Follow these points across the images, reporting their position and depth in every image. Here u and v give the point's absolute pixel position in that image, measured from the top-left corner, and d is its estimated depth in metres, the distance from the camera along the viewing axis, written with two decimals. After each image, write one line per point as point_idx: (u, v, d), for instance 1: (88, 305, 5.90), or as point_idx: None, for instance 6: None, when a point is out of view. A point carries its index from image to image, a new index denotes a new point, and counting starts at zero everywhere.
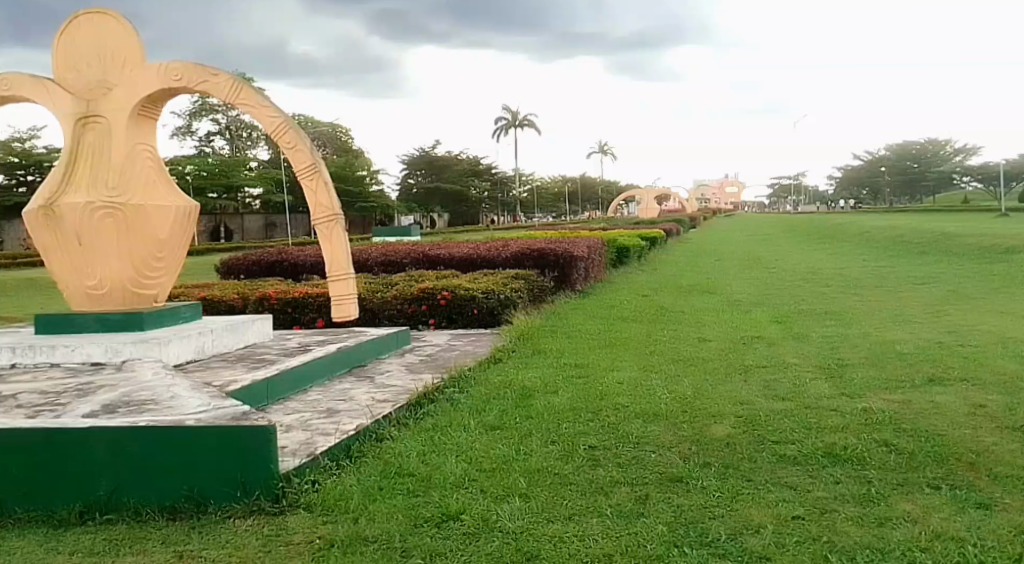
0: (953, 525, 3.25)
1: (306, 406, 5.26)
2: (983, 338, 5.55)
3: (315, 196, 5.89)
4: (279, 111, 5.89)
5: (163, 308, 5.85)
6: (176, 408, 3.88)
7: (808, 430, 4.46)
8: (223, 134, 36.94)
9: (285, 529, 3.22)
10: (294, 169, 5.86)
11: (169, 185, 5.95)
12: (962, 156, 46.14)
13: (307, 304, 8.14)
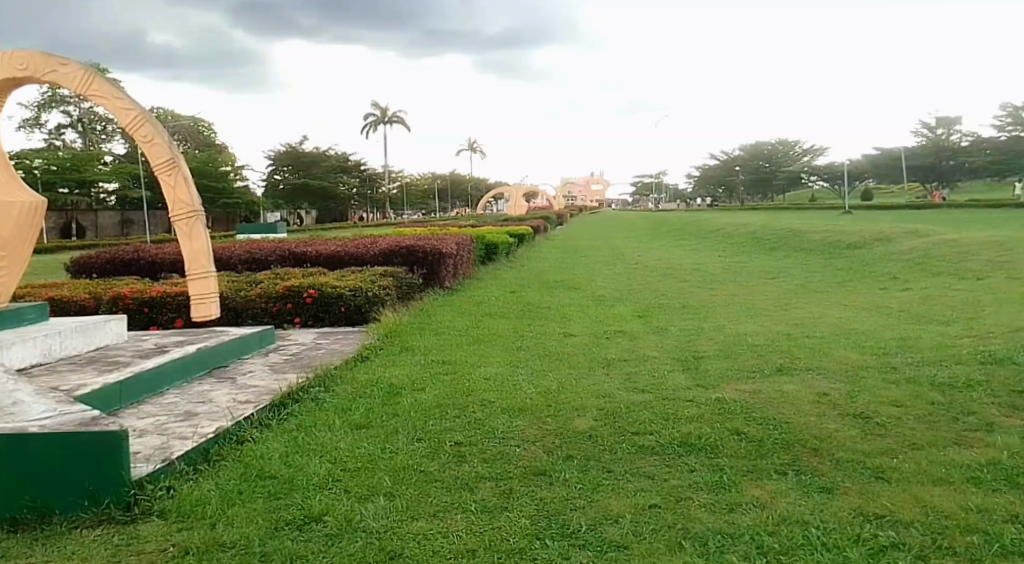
0: (798, 509, 3.35)
1: (162, 409, 4.79)
2: (826, 330, 5.85)
3: (173, 193, 5.36)
4: (136, 104, 5.39)
5: (4, 310, 5.18)
6: (18, 415, 3.39)
7: (666, 420, 4.52)
8: (75, 127, 33.69)
9: (137, 538, 2.99)
10: (151, 164, 5.32)
11: (11, 179, 5.27)
12: (810, 156, 50.09)
13: (165, 303, 7.44)
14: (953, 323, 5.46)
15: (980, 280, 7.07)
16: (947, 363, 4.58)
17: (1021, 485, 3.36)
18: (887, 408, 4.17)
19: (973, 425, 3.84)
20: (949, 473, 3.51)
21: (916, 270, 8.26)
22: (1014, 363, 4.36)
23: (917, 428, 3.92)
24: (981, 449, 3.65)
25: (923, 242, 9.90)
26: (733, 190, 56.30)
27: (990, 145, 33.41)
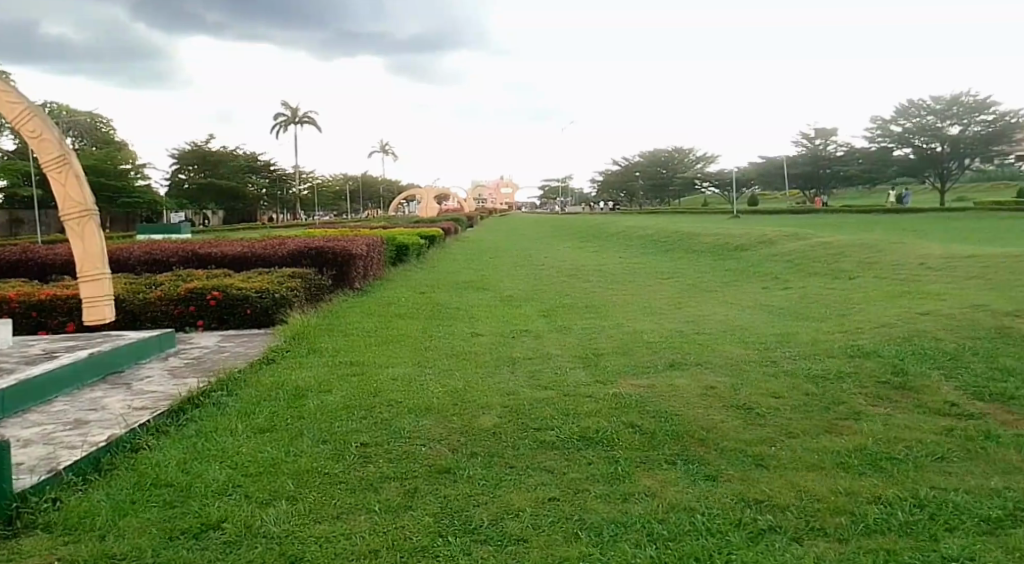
0: (685, 497, 3.52)
1: (49, 418, 4.57)
2: (716, 326, 6.15)
3: (63, 191, 5.12)
4: (23, 98, 5.14)
5: None
6: None
7: (566, 415, 4.64)
8: None
9: (19, 554, 3.04)
10: (39, 161, 5.06)
11: None
12: (702, 163, 52.42)
13: (55, 306, 7.07)
14: (828, 319, 5.84)
15: (853, 278, 7.57)
16: (822, 356, 4.86)
17: (882, 468, 3.54)
18: (767, 399, 4.42)
19: (842, 414, 4.07)
20: (822, 458, 3.71)
21: (799, 269, 8.76)
22: (879, 354, 4.66)
23: (793, 418, 4.15)
24: (850, 435, 3.85)
25: (806, 243, 10.50)
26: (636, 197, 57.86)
27: (860, 154, 35.74)
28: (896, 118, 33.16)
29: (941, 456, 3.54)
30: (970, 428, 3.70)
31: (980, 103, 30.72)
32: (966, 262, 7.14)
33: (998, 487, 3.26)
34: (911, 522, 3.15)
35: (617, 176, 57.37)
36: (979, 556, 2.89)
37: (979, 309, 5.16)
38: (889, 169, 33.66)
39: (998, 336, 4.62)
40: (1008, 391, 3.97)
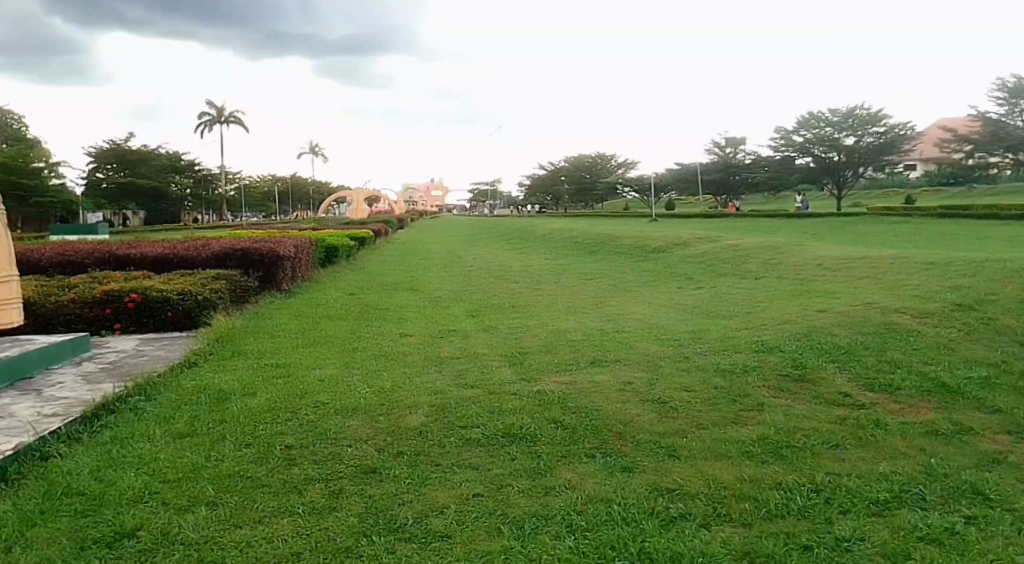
0: (604, 488, 3.66)
1: None
2: (635, 325, 6.36)
3: None
4: None
5: None
6: None
7: (490, 413, 4.74)
8: None
9: None
10: None
11: None
12: (623, 169, 53.71)
13: None
14: (738, 316, 6.13)
15: (762, 278, 7.94)
16: (731, 351, 5.10)
17: (784, 457, 3.74)
18: (679, 393, 4.63)
19: (748, 406, 4.29)
20: (730, 448, 3.91)
21: (713, 269, 9.12)
22: (782, 349, 4.92)
23: (704, 411, 4.35)
24: (755, 426, 4.07)
25: (720, 244, 10.92)
26: (560, 200, 58.65)
27: (764, 161, 37.37)
28: (796, 129, 34.41)
29: (836, 444, 3.76)
30: (862, 416, 3.95)
31: (872, 116, 32.39)
32: (863, 261, 7.57)
33: (885, 471, 3.47)
34: (810, 506, 3.34)
35: (542, 180, 58.02)
36: (868, 536, 3.09)
37: (873, 305, 5.51)
38: (791, 177, 34.88)
39: (888, 330, 4.95)
40: (896, 381, 4.26)
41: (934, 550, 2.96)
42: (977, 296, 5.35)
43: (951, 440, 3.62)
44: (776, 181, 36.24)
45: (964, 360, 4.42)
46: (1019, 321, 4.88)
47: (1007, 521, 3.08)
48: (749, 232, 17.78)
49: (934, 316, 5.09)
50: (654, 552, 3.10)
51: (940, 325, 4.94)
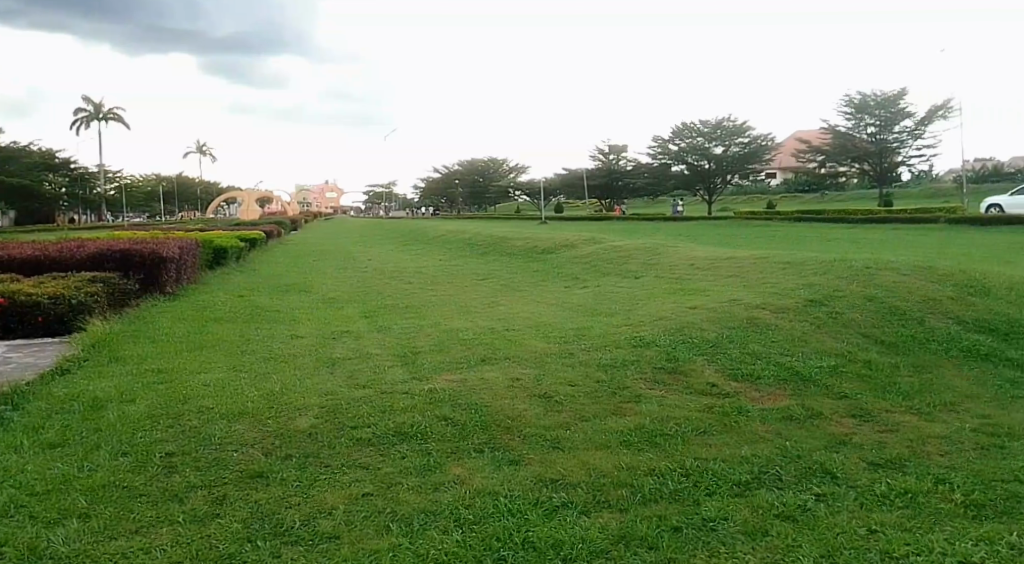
0: (491, 481, 3.74)
1: None
2: (523, 323, 6.53)
3: None
4: None
5: None
6: None
7: (381, 412, 4.68)
8: None
9: None
10: None
11: None
12: (516, 173, 54.58)
13: None
14: (620, 314, 6.39)
15: (643, 277, 8.31)
16: (612, 347, 5.34)
17: (658, 444, 3.95)
18: (563, 387, 4.80)
19: (626, 398, 4.52)
20: (609, 439, 4.09)
21: (597, 269, 9.46)
22: (658, 344, 5.19)
23: (587, 404, 4.53)
24: (633, 417, 4.28)
25: (604, 245, 11.33)
26: (452, 203, 58.82)
27: (645, 168, 39.04)
28: (672, 137, 36.39)
29: (704, 431, 4.02)
30: (727, 404, 4.24)
31: (737, 128, 34.81)
32: (734, 261, 8.05)
33: (747, 453, 3.71)
34: (681, 490, 3.53)
35: (435, 183, 58.02)
36: (731, 515, 3.27)
37: (739, 301, 5.91)
38: (668, 182, 36.88)
39: (750, 324, 5.32)
40: (757, 371, 4.59)
41: (789, 525, 3.14)
42: (827, 291, 5.83)
43: (804, 425, 3.93)
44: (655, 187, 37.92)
45: (816, 351, 4.81)
46: (862, 314, 5.34)
47: (852, 495, 3.25)
48: (626, 232, 20.29)
49: (791, 311, 5.50)
50: (538, 541, 3.20)
51: (796, 319, 5.35)
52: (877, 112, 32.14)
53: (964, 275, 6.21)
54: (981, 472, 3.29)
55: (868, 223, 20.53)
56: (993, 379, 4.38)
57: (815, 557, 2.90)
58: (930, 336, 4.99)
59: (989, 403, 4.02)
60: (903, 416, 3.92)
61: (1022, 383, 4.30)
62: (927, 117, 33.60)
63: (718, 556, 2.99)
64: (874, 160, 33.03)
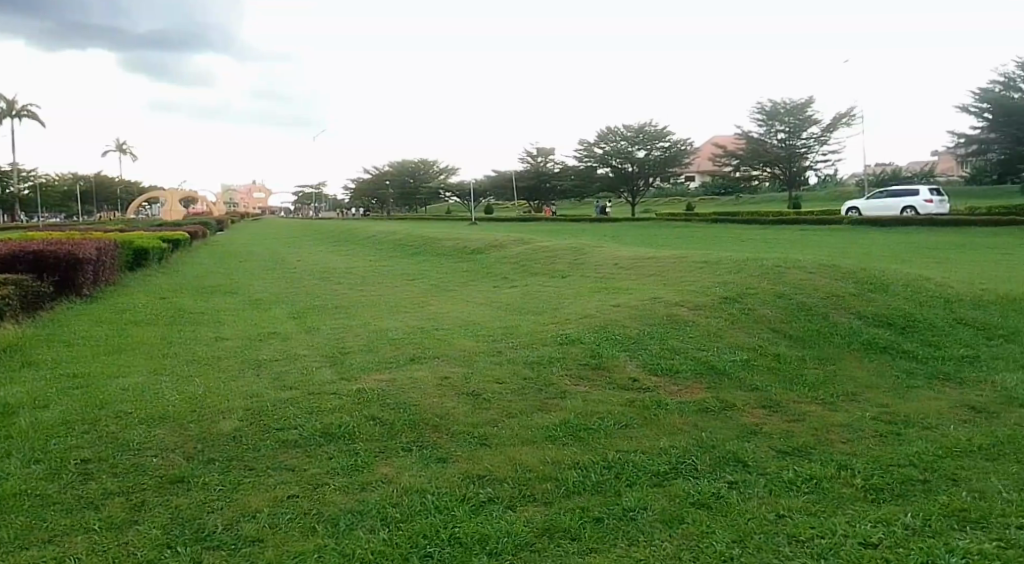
0: (419, 479, 3.71)
1: None
2: (451, 323, 6.57)
3: None
4: None
5: None
6: None
7: (308, 413, 4.58)
8: None
9: None
10: None
11: None
12: (446, 174, 54.56)
13: None
14: (547, 312, 6.50)
15: (569, 277, 8.46)
16: (539, 345, 5.43)
17: (582, 439, 4.04)
18: (491, 385, 4.83)
19: (552, 394, 4.61)
20: (535, 434, 4.15)
21: (525, 269, 9.58)
22: (582, 341, 5.31)
23: (513, 400, 4.59)
24: (557, 413, 4.36)
25: (531, 245, 11.47)
26: (382, 205, 58.35)
27: (571, 170, 39.71)
28: (597, 141, 37.11)
29: (626, 424, 4.14)
30: (647, 398, 4.38)
31: (658, 132, 35.92)
32: (656, 260, 8.29)
33: (666, 445, 3.84)
34: (603, 482, 3.61)
35: (364, 185, 57.44)
36: (651, 505, 3.35)
37: (661, 299, 6.09)
38: (593, 185, 37.77)
39: (670, 321, 5.50)
40: (676, 365, 4.76)
41: (704, 512, 3.24)
42: (740, 289, 6.08)
43: (719, 416, 4.10)
44: (582, 189, 38.54)
45: (730, 345, 5.01)
46: (773, 310, 5.59)
47: (762, 482, 3.40)
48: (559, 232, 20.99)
49: (708, 308, 5.71)
50: (463, 536, 3.21)
51: (712, 316, 5.56)
52: (786, 120, 33.82)
53: (865, 274, 6.57)
54: (880, 457, 3.48)
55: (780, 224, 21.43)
56: (891, 369, 4.66)
57: (728, 541, 3.00)
58: (834, 330, 5.27)
59: (886, 393, 4.27)
60: (810, 407, 4.13)
61: (916, 373, 4.60)
62: (833, 124, 35.31)
63: (638, 544, 3.06)
64: (785, 165, 33.97)
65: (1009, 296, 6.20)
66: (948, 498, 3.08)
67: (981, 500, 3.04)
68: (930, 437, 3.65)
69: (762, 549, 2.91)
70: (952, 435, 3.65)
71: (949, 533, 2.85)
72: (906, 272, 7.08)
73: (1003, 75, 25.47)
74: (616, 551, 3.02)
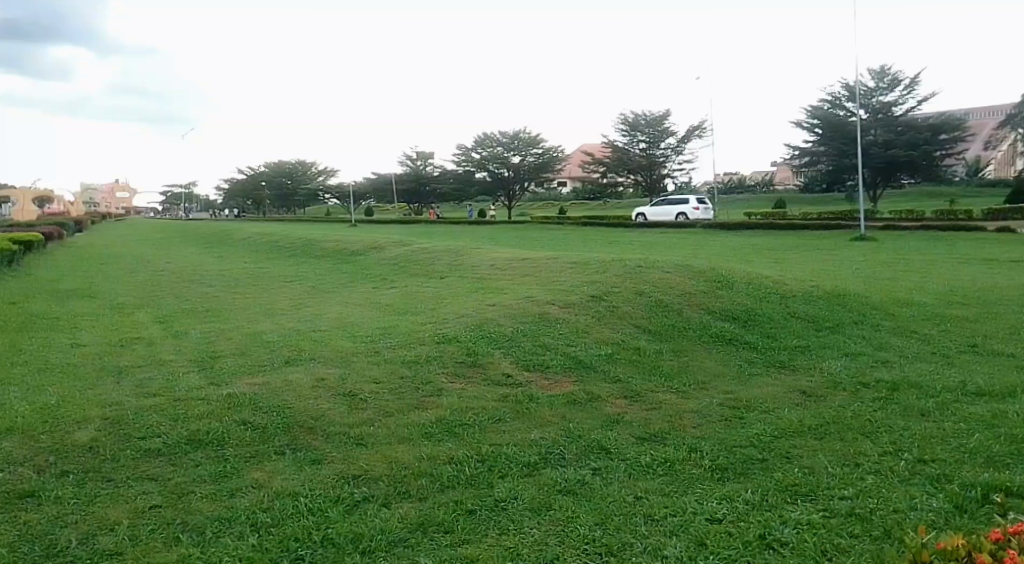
0: (291, 482, 3.61)
1: None
2: (328, 324, 6.51)
3: None
4: None
5: None
6: None
7: (174, 420, 4.38)
8: None
9: None
10: None
11: None
12: (326, 176, 53.33)
13: None
14: (425, 313, 6.55)
15: (448, 277, 8.56)
16: (415, 344, 5.49)
17: (457, 434, 4.07)
18: (368, 385, 4.77)
19: (428, 392, 4.65)
20: (411, 431, 4.12)
21: (404, 271, 9.60)
22: (458, 340, 5.41)
23: (390, 400, 4.55)
24: (433, 410, 4.39)
25: (411, 247, 11.57)
26: (258, 207, 56.51)
27: (448, 174, 39.99)
28: (475, 147, 37.81)
29: (499, 419, 4.24)
30: (520, 394, 4.53)
31: (533, 139, 37.12)
32: (531, 261, 8.52)
33: (536, 437, 3.98)
34: (476, 475, 3.64)
35: (238, 185, 55.39)
36: (521, 494, 3.42)
37: (532, 298, 6.30)
38: (473, 189, 38.32)
39: (542, 320, 5.70)
40: (546, 361, 4.95)
41: (571, 498, 3.37)
42: (606, 288, 6.38)
43: (585, 407, 4.31)
44: (461, 194, 38.93)
45: (597, 342, 5.26)
46: (637, 307, 5.91)
47: (623, 468, 3.60)
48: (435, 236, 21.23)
49: (578, 307, 5.96)
50: (337, 537, 3.13)
51: (580, 313, 5.82)
52: (646, 130, 35.61)
53: (717, 273, 7.06)
54: (726, 439, 3.78)
55: (648, 227, 22.47)
56: (736, 359, 5.06)
57: (591, 524, 3.12)
58: (691, 326, 5.62)
59: (732, 381, 4.64)
60: (666, 396, 4.42)
61: (757, 362, 5.01)
62: (688, 136, 37.33)
63: (509, 532, 3.11)
64: (644, 173, 36.01)
65: (835, 292, 6.87)
66: (782, 475, 3.39)
67: (809, 475, 3.37)
68: (768, 419, 4.00)
69: (621, 529, 3.05)
70: (787, 417, 4.02)
71: (784, 507, 3.12)
72: (754, 273, 7.62)
73: (829, 95, 27.92)
74: (487, 540, 3.04)
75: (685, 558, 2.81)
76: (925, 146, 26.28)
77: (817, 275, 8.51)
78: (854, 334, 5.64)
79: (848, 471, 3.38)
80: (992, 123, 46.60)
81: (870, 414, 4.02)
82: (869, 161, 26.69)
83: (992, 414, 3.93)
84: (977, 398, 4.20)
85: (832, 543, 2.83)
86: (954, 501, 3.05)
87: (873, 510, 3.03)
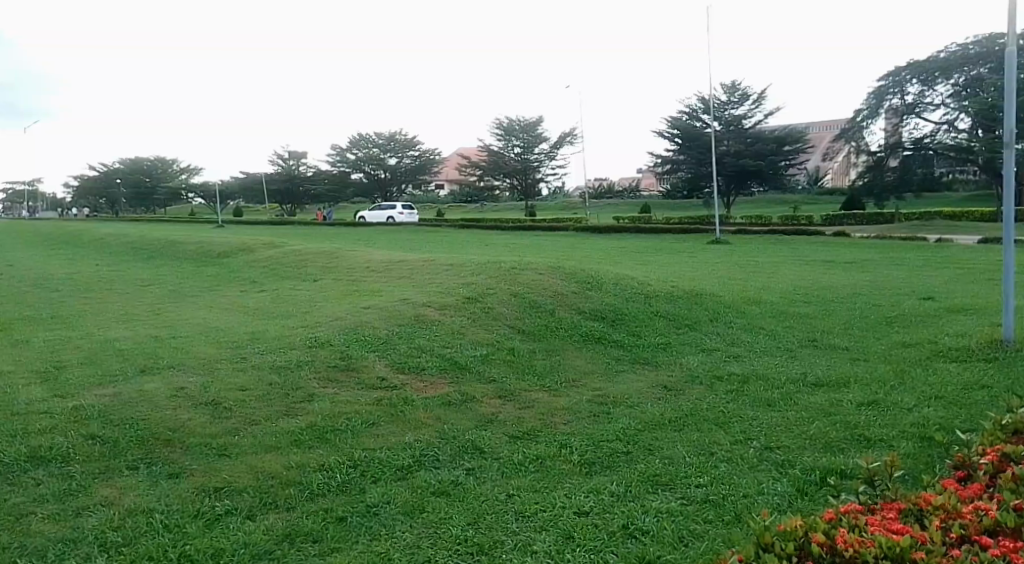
0: (146, 499, 3.41)
1: None
2: (191, 330, 6.19)
3: None
4: None
5: None
6: None
7: (12, 436, 4.03)
8: None
9: None
10: None
11: None
12: (188, 174, 50.58)
13: None
14: (295, 317, 6.37)
15: (320, 281, 8.36)
16: (286, 349, 5.32)
17: (328, 440, 3.98)
18: (233, 394, 4.56)
19: (299, 398, 4.52)
20: (279, 440, 3.98)
21: (275, 274, 9.27)
22: (332, 344, 5.30)
23: (258, 409, 4.38)
24: (304, 416, 4.28)
25: (281, 249, 11.22)
26: (112, 207, 52.86)
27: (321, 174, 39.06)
28: (350, 147, 37.25)
29: (372, 422, 4.19)
30: (394, 396, 4.51)
31: (408, 140, 37.18)
32: (406, 262, 8.46)
33: (410, 439, 3.96)
34: (347, 481, 3.58)
35: (90, 183, 51.71)
36: (393, 498, 3.40)
37: (407, 301, 6.26)
38: (347, 190, 37.60)
39: (416, 322, 5.68)
40: (421, 363, 4.95)
41: (442, 500, 3.37)
42: (480, 290, 6.44)
43: (458, 408, 4.35)
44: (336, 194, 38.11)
45: (472, 343, 5.31)
46: (511, 309, 6.00)
47: (495, 467, 3.65)
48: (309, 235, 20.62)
49: (452, 308, 5.99)
50: (195, 553, 2.99)
51: (456, 315, 5.84)
52: (520, 135, 36.17)
53: (586, 274, 7.29)
54: (592, 435, 3.91)
55: (523, 230, 22.83)
56: (604, 357, 5.24)
57: (463, 524, 3.14)
58: (561, 326, 5.78)
59: (600, 379, 4.80)
60: (538, 395, 4.52)
61: (623, 359, 5.23)
62: (560, 142, 38.26)
63: (380, 537, 3.07)
64: (519, 177, 36.41)
65: (693, 291, 7.27)
66: (645, 466, 3.56)
67: (669, 465, 3.55)
68: (632, 414, 4.18)
69: (493, 527, 3.10)
70: (649, 411, 4.21)
71: (645, 497, 3.27)
72: (621, 273, 7.92)
73: (687, 106, 29.51)
74: (357, 547, 3.00)
75: (552, 552, 2.88)
76: (772, 156, 28.12)
77: (677, 277, 8.94)
78: (710, 331, 5.98)
79: (704, 459, 3.59)
80: (831, 137, 50.62)
81: (722, 405, 4.28)
82: (723, 169, 28.32)
83: (829, 403, 4.27)
84: (816, 388, 4.57)
85: (688, 529, 2.99)
86: (798, 485, 3.30)
87: (725, 496, 3.23)
